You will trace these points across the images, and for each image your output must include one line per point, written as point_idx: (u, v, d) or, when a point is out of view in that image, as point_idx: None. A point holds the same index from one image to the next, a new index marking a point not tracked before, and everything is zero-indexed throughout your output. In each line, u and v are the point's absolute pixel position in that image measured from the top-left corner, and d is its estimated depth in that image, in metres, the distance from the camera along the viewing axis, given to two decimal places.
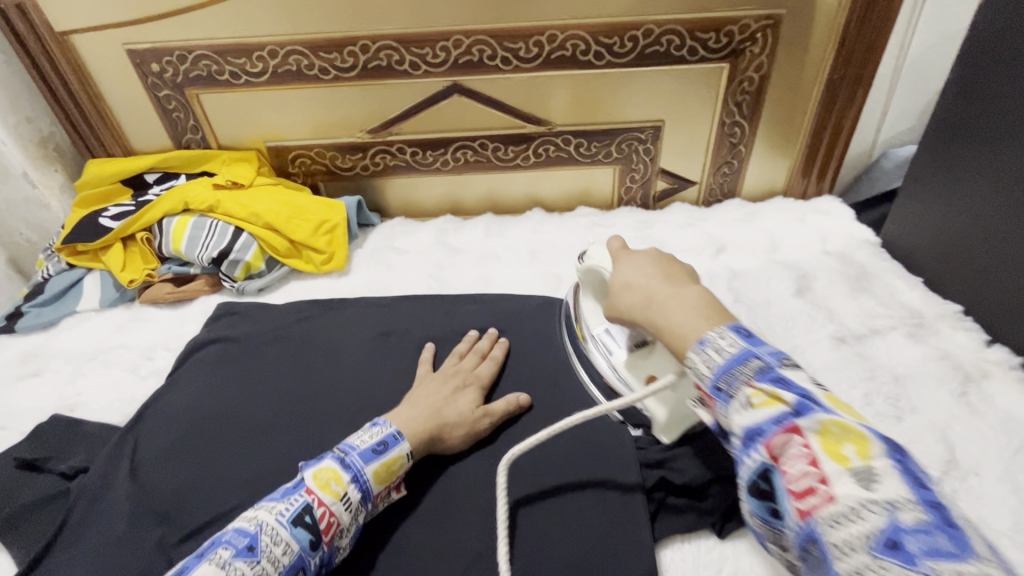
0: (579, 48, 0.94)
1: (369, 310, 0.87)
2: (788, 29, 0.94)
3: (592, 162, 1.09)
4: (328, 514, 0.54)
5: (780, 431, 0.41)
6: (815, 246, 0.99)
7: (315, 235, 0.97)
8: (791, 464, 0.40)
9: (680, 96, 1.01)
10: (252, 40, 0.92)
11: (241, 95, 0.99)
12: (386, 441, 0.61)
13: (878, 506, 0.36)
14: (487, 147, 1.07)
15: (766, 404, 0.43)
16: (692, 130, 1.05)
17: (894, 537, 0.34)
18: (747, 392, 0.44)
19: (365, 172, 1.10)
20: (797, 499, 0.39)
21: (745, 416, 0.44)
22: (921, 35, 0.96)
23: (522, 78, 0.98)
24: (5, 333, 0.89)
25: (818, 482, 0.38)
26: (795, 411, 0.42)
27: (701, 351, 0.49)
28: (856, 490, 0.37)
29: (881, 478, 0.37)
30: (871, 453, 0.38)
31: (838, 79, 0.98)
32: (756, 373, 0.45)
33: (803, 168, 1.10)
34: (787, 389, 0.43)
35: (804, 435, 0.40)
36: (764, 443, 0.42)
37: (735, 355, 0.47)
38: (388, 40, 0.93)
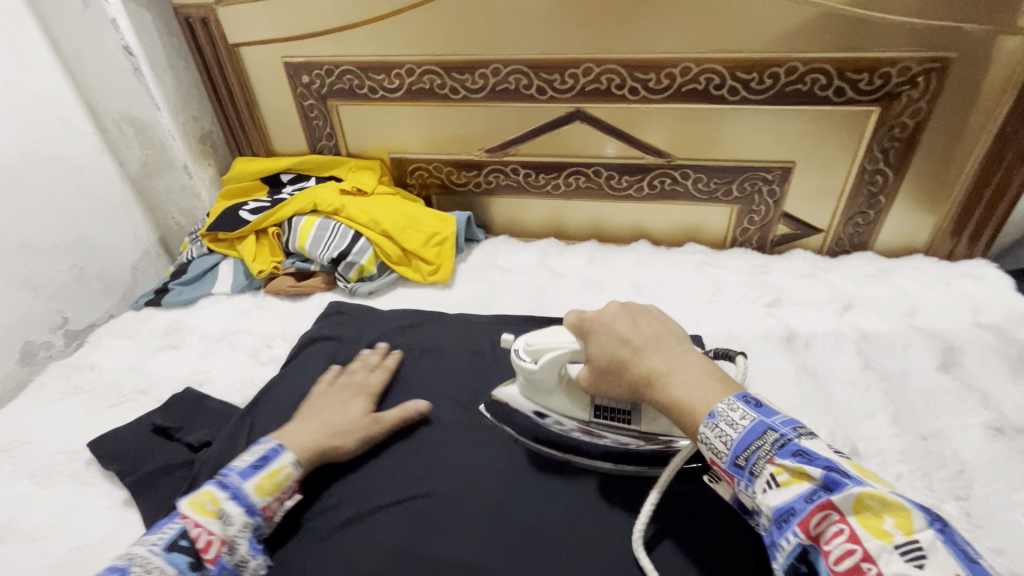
0: (712, 82, 0.91)
1: (469, 325, 0.88)
2: (956, 75, 0.85)
3: (709, 199, 1.04)
4: (206, 533, 0.52)
5: (814, 509, 0.41)
6: (964, 315, 0.88)
7: (426, 246, 1.00)
8: (832, 543, 0.40)
9: (818, 137, 0.94)
10: (393, 59, 0.98)
11: (374, 109, 1.05)
12: (266, 456, 0.60)
13: None
14: (601, 174, 1.05)
15: (793, 481, 0.44)
16: (827, 175, 0.98)
17: None
18: (771, 469, 0.45)
19: (476, 189, 1.13)
20: (837, 574, 0.39)
21: (774, 494, 0.44)
22: None
23: (648, 109, 0.96)
24: (153, 305, 0.99)
25: (861, 558, 0.38)
26: (824, 486, 0.42)
27: (713, 424, 0.49)
28: (901, 567, 0.37)
29: (926, 552, 0.37)
30: (912, 526, 0.38)
31: (1011, 131, 0.87)
32: (774, 447, 0.46)
33: (953, 226, 0.98)
34: (811, 463, 0.43)
35: (840, 514, 0.40)
36: (798, 523, 0.42)
37: (750, 428, 0.47)
38: (519, 64, 0.95)
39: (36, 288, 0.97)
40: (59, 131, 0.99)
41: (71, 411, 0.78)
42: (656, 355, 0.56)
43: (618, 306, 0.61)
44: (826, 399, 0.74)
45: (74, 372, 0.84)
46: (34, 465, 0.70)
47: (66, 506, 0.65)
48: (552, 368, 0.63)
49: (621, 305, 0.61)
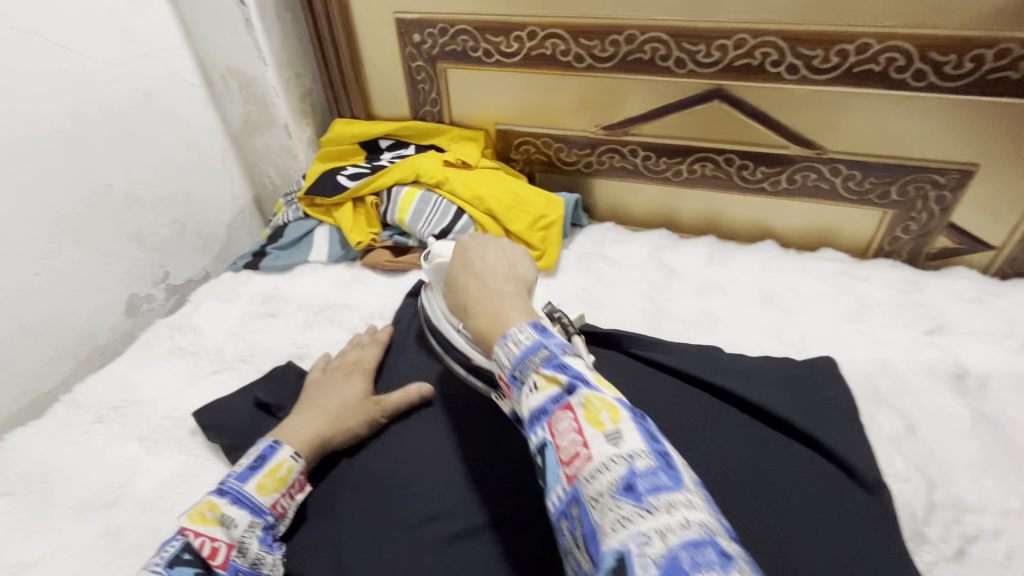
0: (894, 63, 0.76)
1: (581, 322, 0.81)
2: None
3: (859, 201, 0.91)
4: (209, 541, 0.51)
5: (559, 409, 0.41)
6: None
7: (531, 229, 0.93)
8: (562, 437, 0.40)
9: (1019, 137, 0.78)
10: (516, 19, 0.89)
11: (486, 74, 0.97)
12: (262, 455, 0.58)
13: (619, 458, 0.38)
14: (732, 162, 0.93)
15: (546, 385, 0.42)
16: (1018, 184, 0.82)
17: (629, 481, 0.37)
18: (534, 377, 0.43)
19: (585, 169, 1.03)
20: (564, 464, 0.40)
21: (531, 399, 0.43)
22: None
23: (805, 91, 0.82)
24: (250, 268, 0.97)
25: (580, 447, 0.39)
26: (567, 390, 0.42)
27: (504, 345, 0.47)
28: (605, 447, 0.39)
29: (623, 434, 0.39)
30: (620, 416, 0.40)
31: None
32: (544, 359, 0.44)
33: None
34: (567, 370, 0.43)
35: (575, 411, 0.41)
36: (546, 423, 0.41)
37: (528, 346, 0.46)
38: (659, 32, 0.83)
39: (142, 241, 0.97)
40: (169, 82, 0.97)
41: (175, 374, 0.77)
42: (479, 283, 0.57)
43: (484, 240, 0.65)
44: (1014, 458, 0.62)
45: (178, 333, 0.83)
46: (142, 428, 0.70)
47: (174, 476, 0.65)
48: (441, 271, 0.70)
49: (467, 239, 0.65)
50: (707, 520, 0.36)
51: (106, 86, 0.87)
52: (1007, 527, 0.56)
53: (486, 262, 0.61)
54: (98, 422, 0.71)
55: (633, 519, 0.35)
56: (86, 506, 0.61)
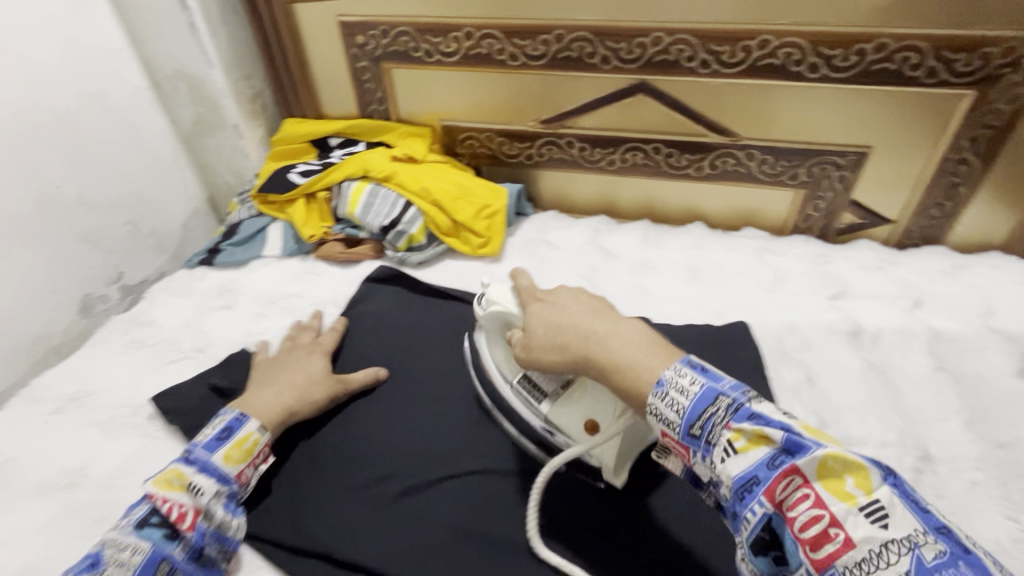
0: (792, 57, 0.85)
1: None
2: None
3: (773, 183, 1.00)
4: (178, 505, 0.55)
5: (779, 475, 0.39)
6: None
7: (476, 218, 0.98)
8: (799, 512, 0.38)
9: (901, 121, 0.88)
10: (453, 21, 0.94)
11: (429, 74, 1.02)
12: (228, 427, 0.62)
13: (901, 545, 0.35)
14: (660, 151, 1.01)
15: (750, 447, 0.41)
16: (904, 163, 0.92)
17: (921, 573, 0.33)
18: (727, 435, 0.42)
19: (527, 161, 1.10)
20: (807, 546, 0.37)
21: (733, 463, 0.41)
22: None
23: (717, 83, 0.91)
24: (205, 265, 1.00)
25: (829, 525, 0.37)
26: (786, 450, 0.40)
27: (660, 392, 0.46)
28: (871, 529, 0.36)
29: (889, 512, 0.36)
30: (857, 484, 0.37)
31: None
32: (729, 410, 0.43)
33: None
34: (770, 426, 0.41)
35: (804, 479, 0.39)
36: (763, 491, 0.40)
37: (699, 395, 0.44)
38: (584, 31, 0.90)
39: (94, 241, 0.98)
40: (115, 85, 0.98)
41: (132, 365, 0.80)
42: (591, 316, 0.54)
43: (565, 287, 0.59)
44: (895, 399, 0.71)
45: (133, 327, 0.86)
46: (100, 416, 0.72)
47: (133, 458, 0.68)
48: (497, 318, 0.64)
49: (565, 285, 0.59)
50: None
51: (52, 89, 0.88)
52: (884, 456, 0.64)
53: (553, 288, 0.60)
54: (55, 412, 0.73)
55: None
56: (46, 489, 0.64)
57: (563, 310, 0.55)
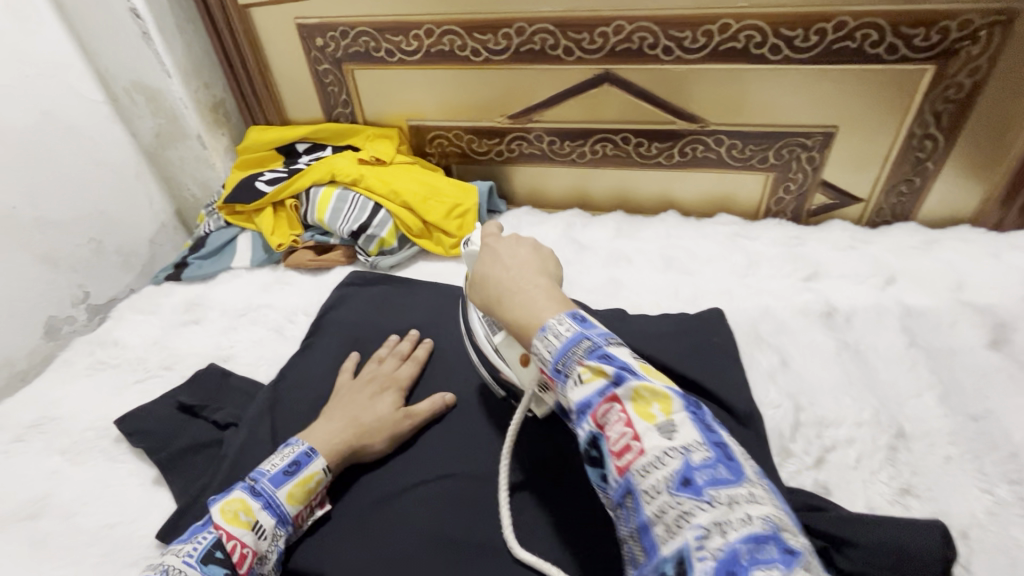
0: (753, 40, 0.85)
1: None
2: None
3: (743, 167, 0.99)
4: (241, 546, 0.50)
5: (603, 401, 0.40)
6: (1016, 291, 0.83)
7: (447, 217, 0.97)
8: (612, 429, 0.39)
9: (865, 99, 0.88)
10: (412, 19, 0.93)
11: (392, 73, 1.01)
12: (298, 462, 0.57)
13: (675, 451, 0.37)
14: (629, 141, 1.00)
15: (593, 379, 0.41)
16: (872, 141, 0.92)
17: (686, 475, 0.36)
18: (578, 370, 0.42)
19: (497, 157, 1.09)
20: (615, 457, 0.38)
21: (576, 392, 0.42)
22: None
23: (682, 70, 0.90)
24: (172, 280, 0.98)
25: (631, 439, 0.38)
26: (613, 381, 0.40)
27: (542, 337, 0.45)
28: (659, 440, 0.37)
29: (678, 427, 0.38)
30: (672, 407, 0.39)
31: None
32: (587, 351, 0.42)
33: (1004, 195, 0.92)
34: (612, 361, 0.41)
35: (622, 404, 0.39)
36: (591, 415, 0.40)
37: (570, 338, 0.44)
38: (545, 23, 0.89)
39: (56, 263, 0.96)
40: (69, 101, 0.96)
41: (97, 387, 0.78)
42: (512, 272, 0.53)
43: (515, 237, 0.59)
44: (869, 378, 0.71)
45: (98, 348, 0.84)
46: (64, 441, 0.71)
47: (100, 482, 0.66)
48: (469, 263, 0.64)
49: (518, 236, 0.60)
50: (769, 513, 0.34)
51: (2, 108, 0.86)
52: (859, 435, 0.64)
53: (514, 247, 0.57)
54: (17, 441, 0.71)
55: (682, 511, 0.35)
56: (9, 520, 0.62)
57: (497, 261, 0.56)
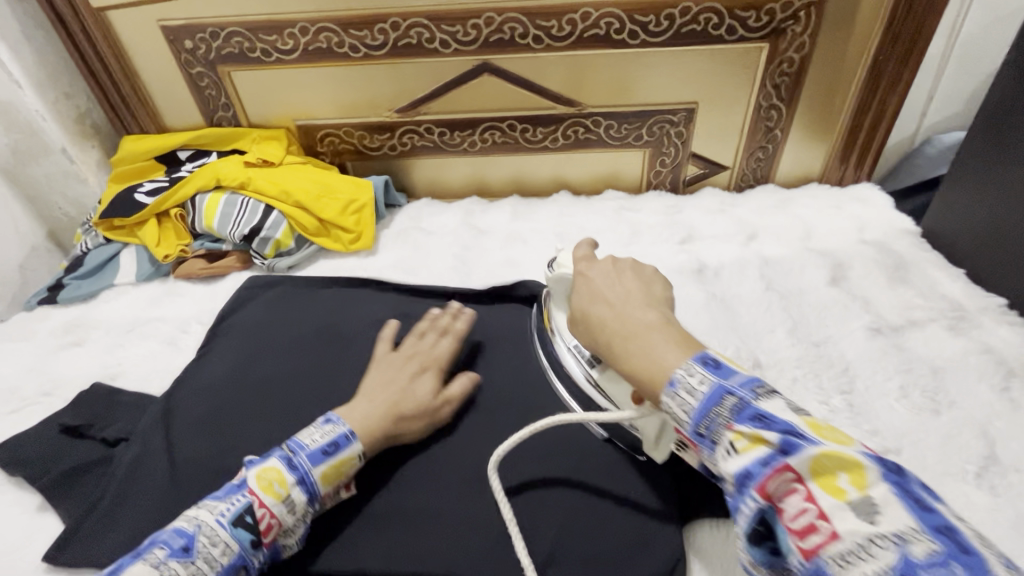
0: (612, 27, 0.92)
1: (398, 291, 0.88)
2: (834, 7, 0.90)
3: (622, 145, 1.07)
4: (269, 516, 0.54)
5: (771, 472, 0.38)
6: (851, 235, 0.96)
7: (343, 213, 0.98)
8: (786, 504, 0.38)
9: (716, 76, 0.98)
10: (284, 17, 0.92)
11: (272, 73, 0.99)
12: (337, 443, 0.60)
13: (889, 541, 0.34)
14: (515, 127, 1.05)
15: (751, 447, 0.40)
16: (727, 114, 1.02)
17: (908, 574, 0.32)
18: (728, 435, 0.42)
19: (392, 152, 1.10)
20: (796, 537, 0.37)
21: (732, 461, 0.41)
22: (974, 16, 0.91)
23: (553, 57, 0.96)
24: (48, 303, 0.92)
25: (816, 518, 0.36)
26: (781, 450, 0.39)
27: (674, 392, 0.45)
28: (860, 525, 0.35)
29: (881, 508, 0.35)
30: (865, 479, 0.36)
31: (883, 59, 0.94)
32: (734, 411, 0.42)
33: (840, 153, 1.06)
34: (770, 426, 0.40)
35: (797, 474, 0.38)
36: (756, 488, 0.39)
37: (707, 394, 0.43)
38: (419, 17, 0.92)
39: None
40: None
41: None
42: (618, 309, 0.55)
43: (610, 262, 0.61)
44: (733, 322, 0.80)
45: None
46: None
47: None
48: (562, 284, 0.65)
49: (614, 261, 0.61)
50: None
51: None
52: None
53: (611, 285, 0.58)
54: None
55: None
56: None
57: (599, 293, 0.57)
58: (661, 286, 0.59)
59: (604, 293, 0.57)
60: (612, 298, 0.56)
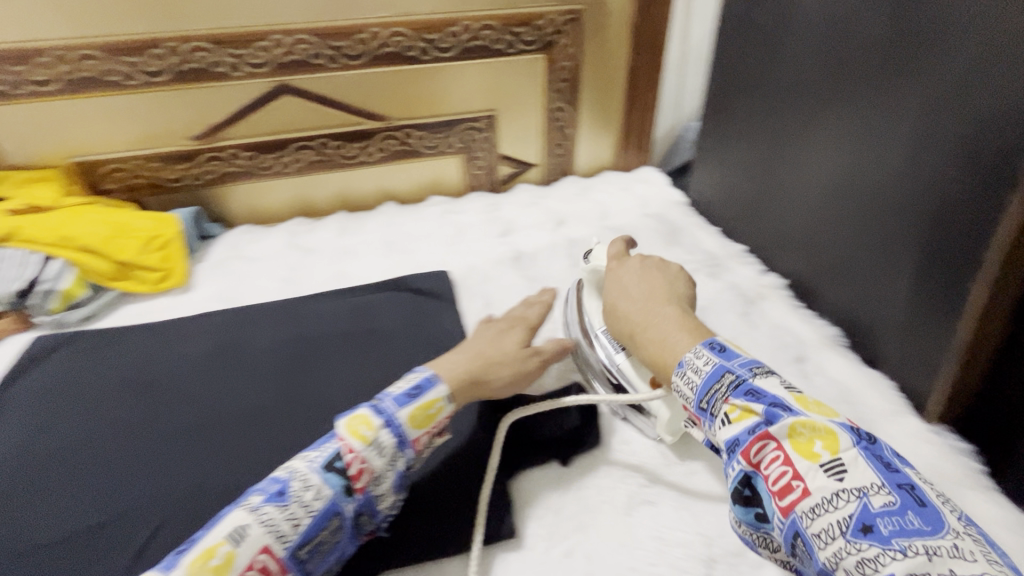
0: (403, 44, 0.99)
1: (217, 325, 0.86)
2: (589, 26, 1.07)
3: (436, 153, 1.14)
4: (216, 517, 0.56)
5: (756, 440, 0.51)
6: (637, 211, 1.15)
7: (145, 253, 0.92)
8: (771, 469, 0.50)
9: (506, 88, 1.10)
10: (35, 45, 0.87)
11: (32, 106, 0.92)
12: None
13: (852, 496, 0.45)
14: (326, 145, 1.07)
15: (743, 417, 0.53)
16: (523, 117, 1.15)
17: (867, 522, 0.44)
18: (726, 408, 0.54)
19: (197, 181, 1.05)
20: (778, 497, 0.48)
21: (727, 430, 0.53)
22: (698, 24, 1.14)
23: (350, 75, 1.00)
24: None
25: (796, 480, 0.48)
26: (766, 421, 0.51)
27: (683, 371, 0.59)
28: (827, 483, 0.47)
29: (846, 467, 0.47)
30: (835, 447, 0.48)
31: (637, 61, 1.13)
32: (731, 388, 0.55)
33: (622, 142, 1.25)
34: (760, 401, 0.53)
35: (778, 441, 0.50)
36: (743, 453, 0.51)
37: (709, 372, 0.57)
38: (200, 40, 0.91)
39: None
40: None
41: None
42: (640, 305, 0.70)
43: (637, 261, 0.77)
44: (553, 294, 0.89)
45: None
46: None
47: None
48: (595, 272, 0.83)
49: (642, 261, 0.78)
50: (971, 565, 0.40)
51: None
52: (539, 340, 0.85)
53: (630, 284, 0.74)
54: None
55: (865, 557, 0.43)
56: None
57: (626, 290, 0.73)
58: (683, 284, 0.75)
59: (622, 296, 0.73)
60: (635, 295, 0.72)
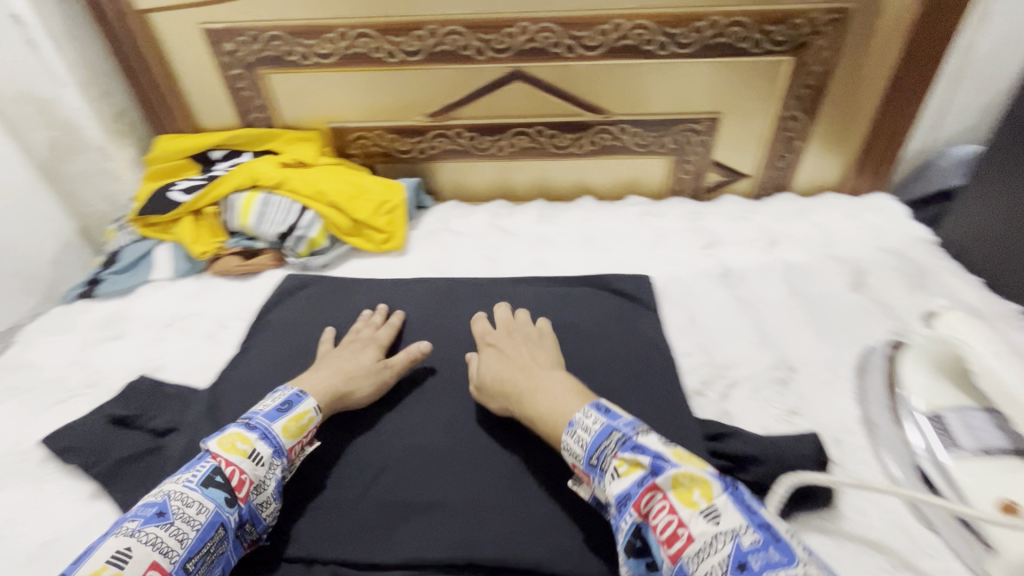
0: (642, 37, 0.95)
1: (398, 286, 0.93)
2: (852, 41, 0.95)
3: (647, 151, 1.09)
4: (239, 472, 0.57)
5: (644, 491, 0.49)
6: (817, 246, 0.99)
7: (375, 215, 1.00)
8: (656, 517, 0.47)
9: (744, 87, 1.00)
10: (325, 22, 0.95)
11: (305, 77, 1.02)
12: (290, 401, 0.65)
13: (726, 535, 0.44)
14: (462, 135, 1.08)
15: (630, 471, 0.51)
16: (750, 119, 1.04)
17: (740, 559, 0.43)
18: (614, 463, 0.52)
19: (421, 154, 1.12)
20: (666, 545, 0.46)
21: (615, 484, 0.51)
22: (991, 30, 0.95)
23: (584, 66, 0.99)
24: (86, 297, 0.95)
25: (678, 524, 0.46)
26: (651, 472, 0.50)
27: (572, 433, 0.57)
28: (706, 527, 0.45)
29: (721, 512, 0.46)
30: (711, 492, 0.47)
31: (857, 66, 0.97)
32: (619, 444, 0.53)
33: (858, 166, 1.09)
34: (642, 454, 0.51)
35: (663, 491, 0.48)
36: (633, 505, 0.49)
37: (599, 431, 0.55)
38: (455, 24, 0.94)
39: None
40: None
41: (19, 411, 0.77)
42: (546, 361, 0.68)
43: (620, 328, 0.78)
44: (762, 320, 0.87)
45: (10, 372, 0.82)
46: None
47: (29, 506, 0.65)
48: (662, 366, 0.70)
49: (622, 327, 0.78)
50: None
51: None
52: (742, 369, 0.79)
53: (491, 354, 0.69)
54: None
55: None
56: None
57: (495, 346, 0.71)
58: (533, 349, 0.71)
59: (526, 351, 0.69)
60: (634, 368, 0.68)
